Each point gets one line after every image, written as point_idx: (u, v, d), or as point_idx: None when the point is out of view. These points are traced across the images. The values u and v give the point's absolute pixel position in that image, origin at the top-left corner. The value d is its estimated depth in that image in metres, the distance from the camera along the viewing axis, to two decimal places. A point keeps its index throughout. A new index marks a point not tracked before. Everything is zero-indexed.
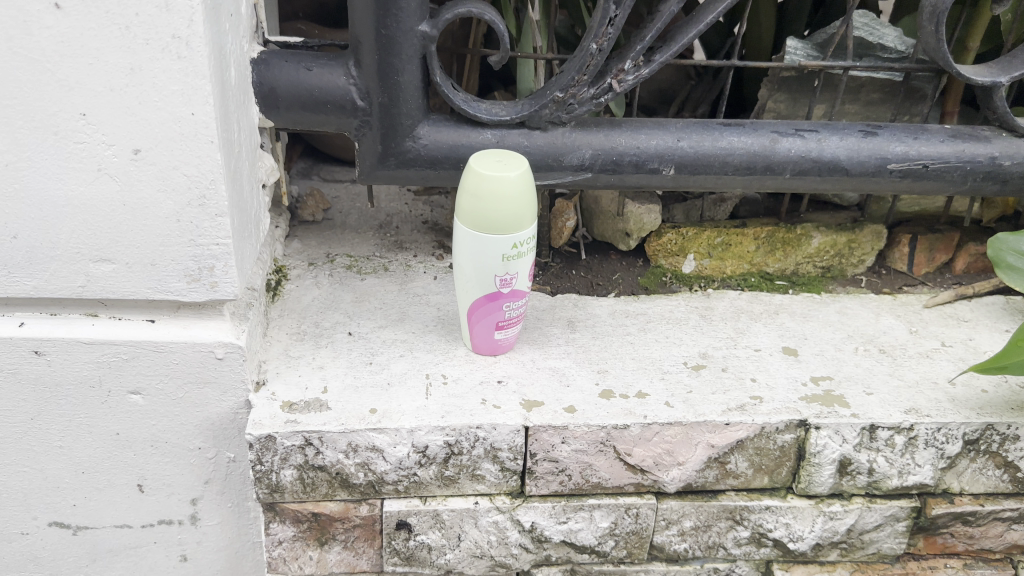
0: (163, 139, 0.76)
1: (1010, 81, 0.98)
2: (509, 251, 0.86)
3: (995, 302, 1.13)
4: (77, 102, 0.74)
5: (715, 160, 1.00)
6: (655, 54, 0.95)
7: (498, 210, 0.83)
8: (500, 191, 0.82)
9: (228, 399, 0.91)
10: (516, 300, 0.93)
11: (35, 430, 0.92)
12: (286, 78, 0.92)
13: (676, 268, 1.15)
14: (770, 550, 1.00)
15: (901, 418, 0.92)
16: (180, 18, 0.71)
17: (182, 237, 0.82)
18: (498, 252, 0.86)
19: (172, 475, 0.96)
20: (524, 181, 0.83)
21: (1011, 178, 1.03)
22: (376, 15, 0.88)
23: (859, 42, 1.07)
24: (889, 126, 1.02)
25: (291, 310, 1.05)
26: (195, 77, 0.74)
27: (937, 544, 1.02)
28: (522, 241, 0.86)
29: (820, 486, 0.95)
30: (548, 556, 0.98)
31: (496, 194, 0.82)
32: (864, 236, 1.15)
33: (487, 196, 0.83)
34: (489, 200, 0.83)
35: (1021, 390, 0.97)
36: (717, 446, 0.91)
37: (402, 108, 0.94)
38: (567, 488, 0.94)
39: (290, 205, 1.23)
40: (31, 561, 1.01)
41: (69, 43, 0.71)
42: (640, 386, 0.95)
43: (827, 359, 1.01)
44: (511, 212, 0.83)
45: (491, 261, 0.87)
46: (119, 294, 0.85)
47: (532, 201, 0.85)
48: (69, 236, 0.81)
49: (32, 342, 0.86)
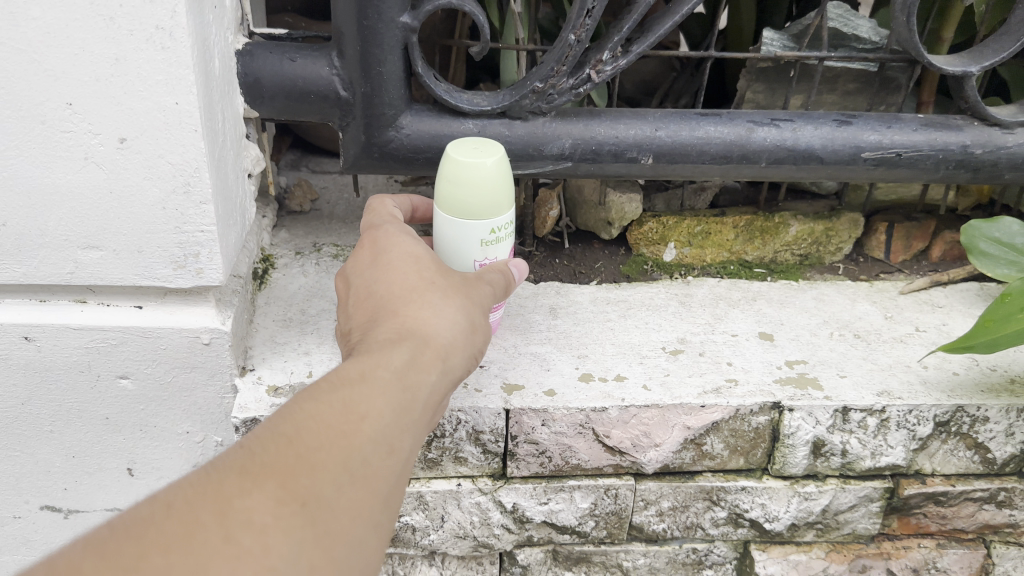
0: (148, 128, 0.78)
1: (980, 71, 0.99)
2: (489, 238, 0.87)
3: (969, 289, 1.15)
4: (63, 92, 0.76)
5: (692, 149, 1.02)
6: (633, 44, 0.96)
7: (475, 195, 0.84)
8: (478, 177, 0.84)
9: (215, 383, 0.93)
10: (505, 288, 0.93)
11: (26, 416, 0.94)
12: (270, 69, 0.94)
13: (657, 256, 1.17)
14: (747, 530, 1.02)
15: (873, 401, 0.94)
16: (163, 9, 0.73)
17: (168, 225, 0.84)
18: (476, 238, 0.87)
19: (161, 458, 0.98)
20: (502, 169, 0.85)
21: (982, 166, 1.05)
22: (358, 7, 0.89)
23: (835, 33, 1.08)
24: (864, 115, 1.04)
25: (277, 298, 1.07)
26: (179, 67, 0.76)
27: (911, 524, 1.04)
28: (500, 226, 0.88)
29: (795, 466, 0.98)
30: (529, 537, 1.00)
31: (473, 180, 0.84)
32: (841, 224, 1.17)
33: (465, 181, 0.84)
34: (467, 186, 0.84)
35: (991, 373, 1.00)
36: (693, 428, 0.93)
37: (384, 99, 0.96)
38: (547, 470, 0.96)
39: (278, 196, 1.25)
40: (23, 544, 1.03)
41: (54, 34, 0.73)
42: (619, 369, 0.97)
43: (803, 343, 1.03)
44: (489, 198, 0.85)
45: (469, 247, 0.88)
46: (107, 281, 0.87)
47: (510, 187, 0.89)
48: (57, 223, 0.82)
49: (22, 329, 0.88)
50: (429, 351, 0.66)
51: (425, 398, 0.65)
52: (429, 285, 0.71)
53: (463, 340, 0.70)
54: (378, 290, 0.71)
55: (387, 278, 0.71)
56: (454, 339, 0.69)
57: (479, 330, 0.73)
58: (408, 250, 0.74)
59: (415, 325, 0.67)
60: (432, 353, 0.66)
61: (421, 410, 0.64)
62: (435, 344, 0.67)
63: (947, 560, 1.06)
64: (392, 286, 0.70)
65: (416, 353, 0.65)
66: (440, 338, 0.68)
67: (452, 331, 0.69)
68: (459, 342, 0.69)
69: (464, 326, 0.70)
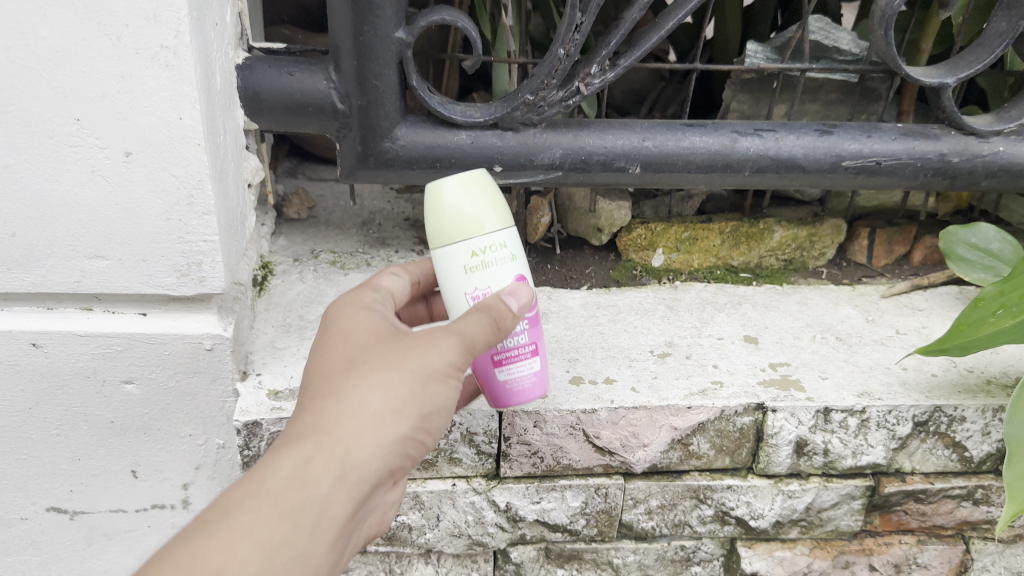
0: (153, 142, 0.81)
1: (956, 82, 1.02)
2: (470, 263, 0.76)
3: (949, 292, 1.19)
4: (70, 108, 0.79)
5: (678, 159, 1.05)
6: (620, 58, 1.00)
7: (444, 216, 0.76)
8: (444, 196, 0.76)
9: (217, 388, 0.96)
10: (518, 326, 0.80)
11: (33, 420, 0.96)
12: (269, 83, 0.98)
13: (646, 262, 1.20)
14: (733, 528, 1.05)
15: (854, 401, 0.97)
16: (167, 29, 0.76)
17: (171, 235, 0.87)
18: (457, 264, 0.77)
19: (164, 461, 1.01)
20: (472, 182, 0.76)
21: (959, 174, 1.09)
22: (354, 23, 0.92)
23: (816, 45, 1.12)
24: (844, 125, 1.08)
25: (277, 304, 1.10)
26: (182, 84, 0.79)
27: (892, 521, 1.07)
28: (483, 246, 0.76)
29: (778, 465, 1.01)
30: (522, 535, 1.04)
31: (440, 200, 0.76)
32: (824, 230, 1.20)
33: (432, 204, 0.76)
34: (435, 209, 0.76)
35: (968, 374, 1.03)
36: (680, 428, 0.97)
37: (380, 111, 0.99)
38: (539, 470, 0.99)
39: (276, 204, 1.28)
40: (29, 545, 1.05)
41: (63, 52, 0.76)
42: (608, 372, 1.01)
43: (786, 346, 1.07)
44: (460, 215, 0.75)
45: (454, 276, 0.77)
46: (112, 289, 0.90)
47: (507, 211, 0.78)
48: (64, 234, 0.85)
49: (30, 335, 0.91)
50: (325, 454, 0.64)
51: (325, 504, 0.63)
52: (349, 366, 0.68)
53: (380, 429, 0.66)
54: (309, 374, 0.70)
55: (316, 361, 0.70)
56: (364, 431, 0.65)
57: (410, 410, 0.67)
58: (346, 322, 0.72)
59: (318, 424, 0.65)
60: (329, 456, 0.64)
61: (309, 528, 0.62)
62: (334, 445, 0.64)
63: (927, 556, 1.09)
64: (317, 371, 0.69)
65: (307, 461, 0.63)
66: (346, 434, 0.65)
67: (361, 422, 0.66)
68: (374, 433, 0.66)
69: (382, 414, 0.66)
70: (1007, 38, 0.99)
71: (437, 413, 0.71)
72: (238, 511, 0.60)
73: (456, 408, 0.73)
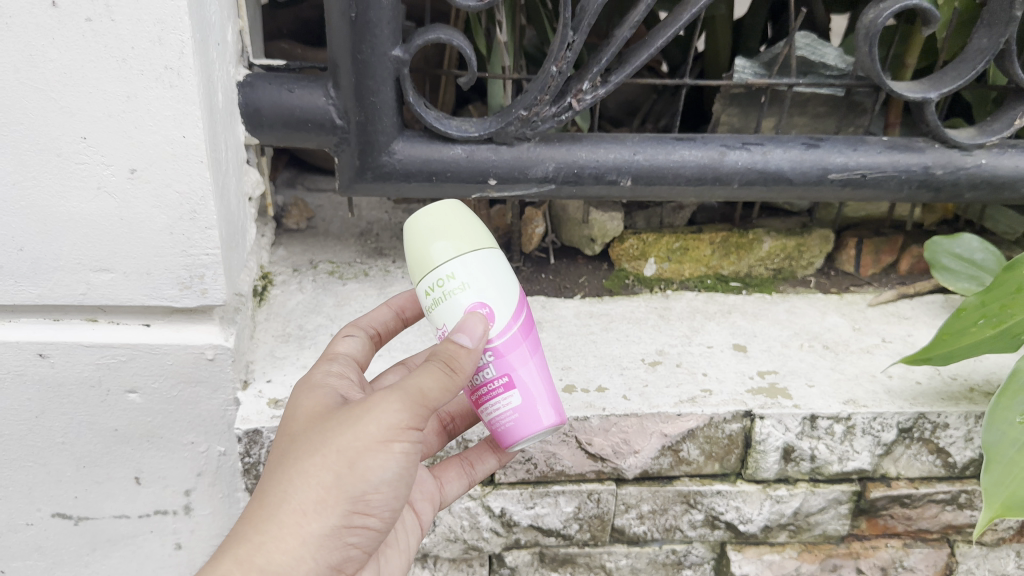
0: (157, 160, 0.84)
1: (938, 97, 1.05)
2: (427, 301, 0.75)
3: (935, 300, 1.22)
4: (78, 127, 0.81)
5: (668, 172, 1.08)
6: (611, 74, 1.02)
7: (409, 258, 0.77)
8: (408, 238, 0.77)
9: (218, 396, 0.99)
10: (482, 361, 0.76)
11: (39, 428, 0.99)
12: (270, 100, 1.01)
13: (638, 271, 1.23)
14: (723, 532, 1.08)
15: (839, 409, 1.00)
16: (172, 51, 0.79)
17: (175, 248, 0.90)
18: (423, 304, 0.76)
19: (166, 468, 1.03)
20: (425, 219, 0.75)
21: (944, 186, 1.11)
22: (352, 41, 0.95)
23: (803, 61, 1.15)
24: (831, 138, 1.10)
25: (276, 314, 1.13)
26: (186, 104, 0.82)
27: (879, 525, 1.09)
28: (433, 282, 0.74)
29: (766, 471, 1.03)
30: (517, 540, 1.06)
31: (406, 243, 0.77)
32: (812, 240, 1.23)
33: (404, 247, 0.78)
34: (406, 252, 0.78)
35: (952, 381, 1.06)
36: (670, 435, 0.99)
37: (378, 126, 1.02)
38: (533, 476, 1.02)
39: (275, 214, 1.31)
40: (34, 551, 1.07)
41: (71, 74, 0.79)
42: (600, 380, 1.03)
43: (773, 354, 1.10)
44: (416, 255, 0.75)
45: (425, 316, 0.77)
46: (117, 301, 0.92)
47: (461, 239, 0.74)
48: (71, 248, 0.88)
49: (37, 346, 0.93)
50: (247, 563, 0.65)
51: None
52: (284, 460, 0.69)
53: (304, 525, 0.67)
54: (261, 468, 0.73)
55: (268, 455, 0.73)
56: (289, 530, 0.66)
57: (338, 497, 0.68)
58: (294, 411, 0.74)
59: (247, 529, 0.67)
60: (251, 564, 0.65)
61: None
62: (257, 551, 0.65)
63: (913, 559, 1.11)
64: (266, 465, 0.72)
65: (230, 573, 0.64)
66: (270, 536, 0.66)
67: (288, 520, 0.67)
68: (300, 529, 0.67)
69: (307, 507, 0.67)
70: (988, 55, 1.01)
71: (378, 488, 0.69)
72: None
73: (407, 477, 0.71)
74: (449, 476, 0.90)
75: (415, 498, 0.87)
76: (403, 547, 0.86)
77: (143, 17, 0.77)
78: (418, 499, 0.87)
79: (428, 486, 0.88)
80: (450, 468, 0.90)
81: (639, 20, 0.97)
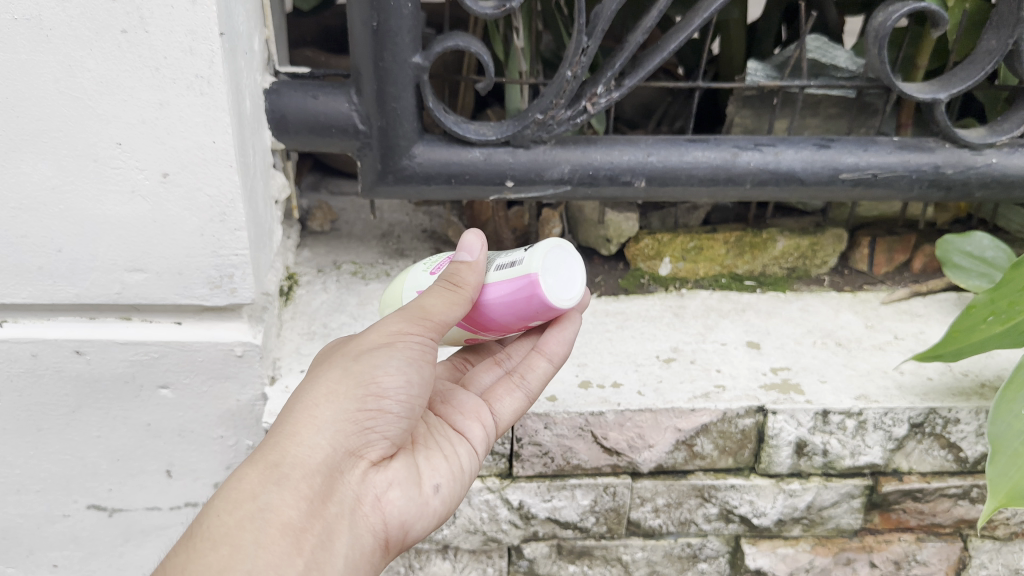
0: (188, 164, 0.88)
1: (948, 97, 1.06)
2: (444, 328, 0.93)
3: (948, 298, 1.23)
4: (113, 133, 0.86)
5: (682, 173, 1.10)
6: (625, 78, 1.05)
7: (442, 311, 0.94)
8: None
9: (247, 391, 1.03)
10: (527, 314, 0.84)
11: (76, 422, 1.03)
12: (295, 106, 1.05)
13: (653, 270, 1.25)
14: (737, 526, 1.10)
15: (851, 404, 1.02)
16: (203, 60, 0.83)
17: (205, 250, 0.93)
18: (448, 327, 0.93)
19: (197, 461, 1.07)
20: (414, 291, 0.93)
21: (954, 185, 1.13)
22: (374, 49, 0.98)
23: (814, 63, 1.17)
24: (843, 139, 1.12)
25: (302, 313, 1.16)
26: (215, 110, 0.86)
27: (892, 519, 1.11)
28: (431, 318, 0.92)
29: (780, 465, 1.05)
30: (535, 532, 1.08)
31: None
32: (825, 239, 1.25)
33: None
34: None
35: (963, 377, 1.07)
36: (684, 429, 1.02)
37: (399, 131, 1.05)
38: (550, 470, 1.04)
39: (300, 217, 1.35)
40: (71, 541, 1.11)
41: (108, 83, 0.83)
42: (616, 376, 1.06)
43: (787, 351, 1.12)
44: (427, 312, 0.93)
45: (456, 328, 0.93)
46: (150, 300, 0.97)
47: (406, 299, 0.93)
48: (105, 249, 0.92)
49: (75, 343, 0.98)
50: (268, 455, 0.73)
51: (270, 497, 0.71)
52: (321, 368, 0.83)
53: (316, 415, 0.75)
54: None
55: None
56: (302, 422, 0.75)
57: (349, 384, 0.76)
58: None
59: (271, 435, 0.76)
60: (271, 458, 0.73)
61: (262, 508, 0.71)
62: (273, 451, 0.74)
63: (926, 553, 1.13)
64: None
65: (244, 474, 0.73)
66: (287, 434, 0.74)
67: (304, 416, 0.75)
68: (315, 419, 0.75)
69: (319, 401, 0.75)
70: (996, 56, 1.03)
71: (388, 371, 0.76)
72: (205, 513, 0.71)
73: (418, 366, 0.77)
74: (501, 397, 0.91)
75: (456, 419, 0.89)
76: (453, 455, 0.86)
77: (175, 28, 0.81)
78: (459, 418, 0.89)
79: (469, 406, 0.90)
80: (500, 389, 0.91)
81: (652, 25, 1.00)
